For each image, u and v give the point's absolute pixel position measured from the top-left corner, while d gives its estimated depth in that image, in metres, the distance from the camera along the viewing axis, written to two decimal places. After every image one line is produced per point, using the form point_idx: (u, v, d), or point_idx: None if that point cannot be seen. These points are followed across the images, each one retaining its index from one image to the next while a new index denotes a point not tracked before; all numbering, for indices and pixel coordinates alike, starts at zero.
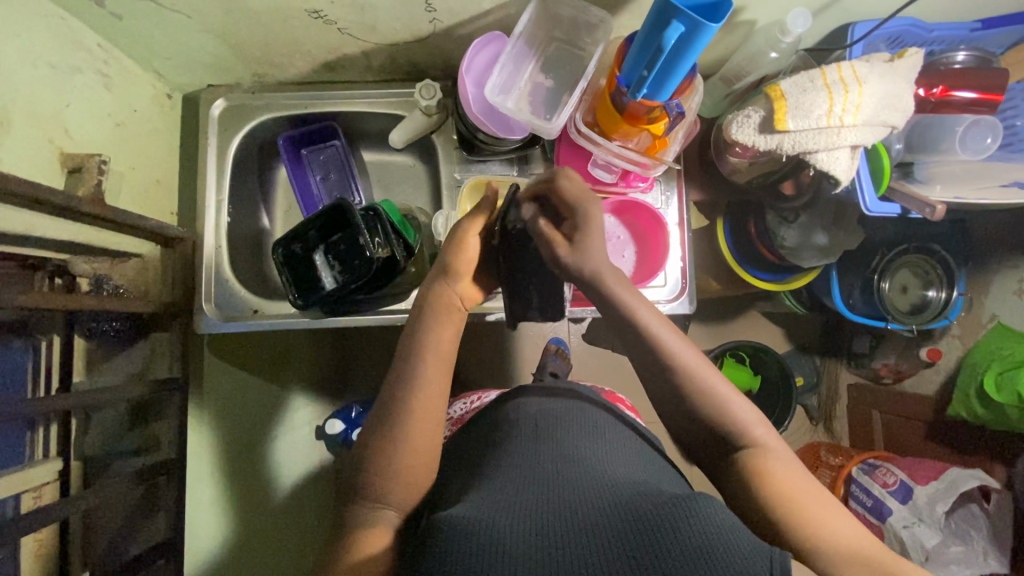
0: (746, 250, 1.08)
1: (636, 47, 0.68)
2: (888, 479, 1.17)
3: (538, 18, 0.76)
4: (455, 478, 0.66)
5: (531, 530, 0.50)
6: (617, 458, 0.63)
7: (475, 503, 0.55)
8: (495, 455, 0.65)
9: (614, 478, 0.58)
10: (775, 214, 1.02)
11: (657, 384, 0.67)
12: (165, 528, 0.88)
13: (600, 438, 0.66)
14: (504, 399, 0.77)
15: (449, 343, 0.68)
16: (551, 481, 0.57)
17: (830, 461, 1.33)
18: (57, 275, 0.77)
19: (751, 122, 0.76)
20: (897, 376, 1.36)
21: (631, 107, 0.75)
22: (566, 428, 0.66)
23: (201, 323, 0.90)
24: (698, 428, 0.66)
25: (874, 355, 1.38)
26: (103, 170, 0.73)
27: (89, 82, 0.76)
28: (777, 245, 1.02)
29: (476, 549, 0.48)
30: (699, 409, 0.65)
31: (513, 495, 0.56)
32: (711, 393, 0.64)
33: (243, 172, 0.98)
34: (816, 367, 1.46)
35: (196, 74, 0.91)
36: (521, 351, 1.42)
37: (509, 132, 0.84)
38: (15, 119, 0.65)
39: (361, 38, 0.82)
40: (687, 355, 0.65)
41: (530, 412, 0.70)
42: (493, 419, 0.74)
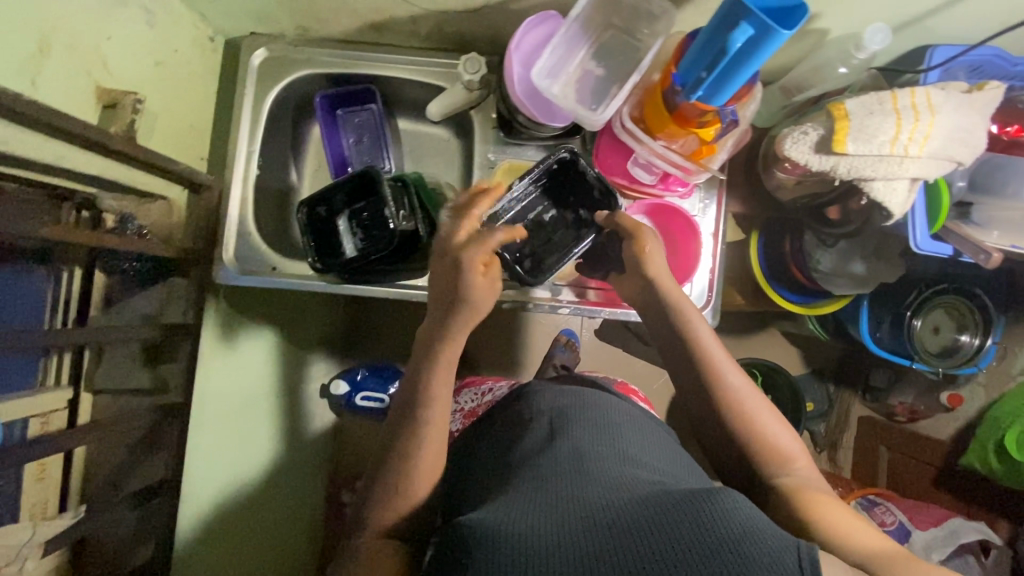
0: (781, 270, 1.05)
1: (698, 45, 0.64)
2: (887, 518, 1.14)
3: (597, 1, 0.72)
4: (477, 473, 0.67)
5: (557, 528, 0.49)
6: (639, 454, 0.62)
7: (503, 503, 0.54)
8: (520, 448, 0.65)
9: (632, 476, 0.57)
10: (814, 235, 0.99)
11: (700, 410, 0.73)
12: (163, 468, 0.87)
13: (615, 433, 0.64)
14: (520, 396, 0.78)
15: (445, 368, 0.70)
16: (571, 475, 0.56)
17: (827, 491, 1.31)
18: (84, 209, 0.76)
19: (807, 140, 0.70)
20: (912, 416, 1.32)
21: (683, 108, 0.72)
22: (582, 420, 0.65)
23: (219, 274, 0.89)
24: (723, 435, 0.71)
25: (891, 392, 1.34)
26: (138, 109, 0.71)
27: (134, 17, 0.74)
28: (810, 267, 0.99)
29: (507, 550, 0.47)
30: (727, 423, 0.70)
31: (538, 490, 0.55)
32: (738, 405, 0.70)
33: (277, 127, 0.97)
34: (829, 395, 1.42)
35: (240, 21, 0.89)
36: (530, 338, 1.41)
37: (551, 118, 0.80)
38: (54, 47, 0.63)
39: (412, 2, 0.80)
40: (733, 375, 0.71)
41: (551, 406, 0.70)
42: (512, 413, 0.74)
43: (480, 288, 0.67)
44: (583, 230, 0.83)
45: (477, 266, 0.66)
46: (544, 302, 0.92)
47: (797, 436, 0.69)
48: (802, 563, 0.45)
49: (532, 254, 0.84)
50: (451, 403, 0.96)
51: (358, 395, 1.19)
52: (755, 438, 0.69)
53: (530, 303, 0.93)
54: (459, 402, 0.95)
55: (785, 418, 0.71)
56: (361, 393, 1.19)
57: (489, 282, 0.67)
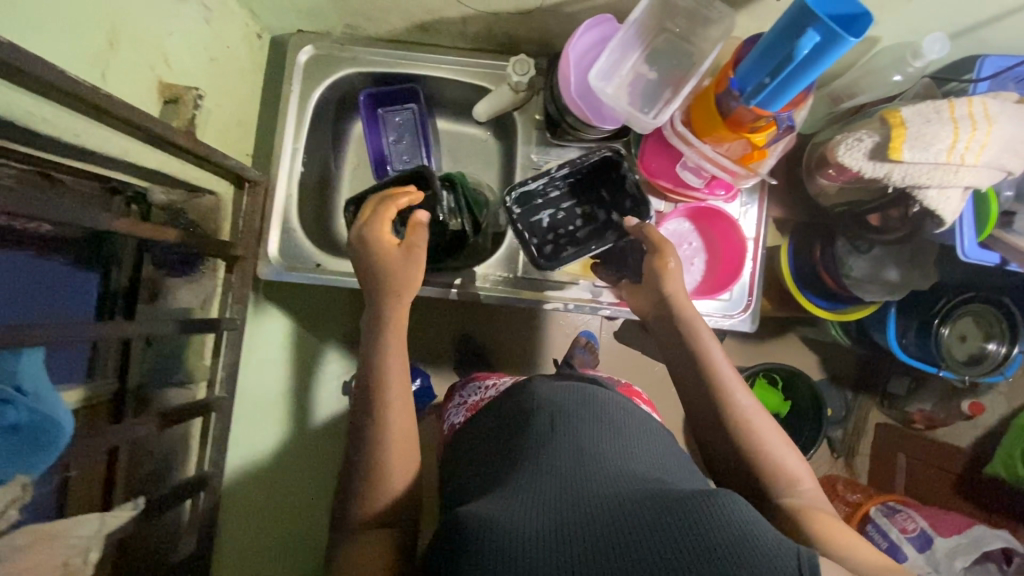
0: (809, 276, 1.06)
1: (760, 51, 0.64)
2: (908, 526, 1.14)
3: (656, 5, 0.73)
4: (475, 478, 0.64)
5: (550, 526, 0.47)
6: (638, 453, 0.60)
7: (499, 500, 0.52)
8: (517, 446, 0.62)
9: (634, 478, 0.54)
10: (847, 242, 1.00)
11: (706, 426, 0.72)
12: (207, 461, 0.88)
13: (618, 433, 0.62)
14: (522, 386, 0.74)
15: (399, 363, 0.71)
16: (569, 475, 0.54)
17: (846, 496, 1.29)
18: (135, 202, 0.75)
19: (861, 147, 0.71)
20: (929, 424, 1.33)
21: (737, 113, 0.72)
22: (582, 416, 0.63)
23: (264, 270, 0.90)
24: (729, 454, 0.69)
25: (910, 398, 1.34)
26: (198, 105, 0.73)
27: (192, 13, 0.74)
28: (842, 274, 1.00)
29: (498, 546, 0.45)
30: (734, 442, 0.69)
31: (536, 489, 0.53)
32: (745, 422, 0.69)
33: (320, 124, 0.97)
34: (846, 402, 1.41)
35: (289, 18, 0.89)
36: (550, 339, 1.42)
37: (602, 120, 0.80)
38: (124, 42, 0.63)
39: (465, 3, 0.80)
40: (742, 394, 0.71)
41: (551, 399, 0.66)
42: (510, 407, 0.71)
43: (394, 264, 0.73)
44: (608, 233, 0.85)
45: (386, 234, 0.74)
46: (584, 304, 0.93)
47: (804, 458, 0.68)
48: (803, 567, 0.42)
49: (556, 243, 0.85)
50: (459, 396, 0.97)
51: None
52: (761, 453, 0.67)
53: (571, 305, 0.93)
54: (464, 396, 0.94)
55: (791, 440, 0.70)
56: None
57: (413, 258, 0.73)
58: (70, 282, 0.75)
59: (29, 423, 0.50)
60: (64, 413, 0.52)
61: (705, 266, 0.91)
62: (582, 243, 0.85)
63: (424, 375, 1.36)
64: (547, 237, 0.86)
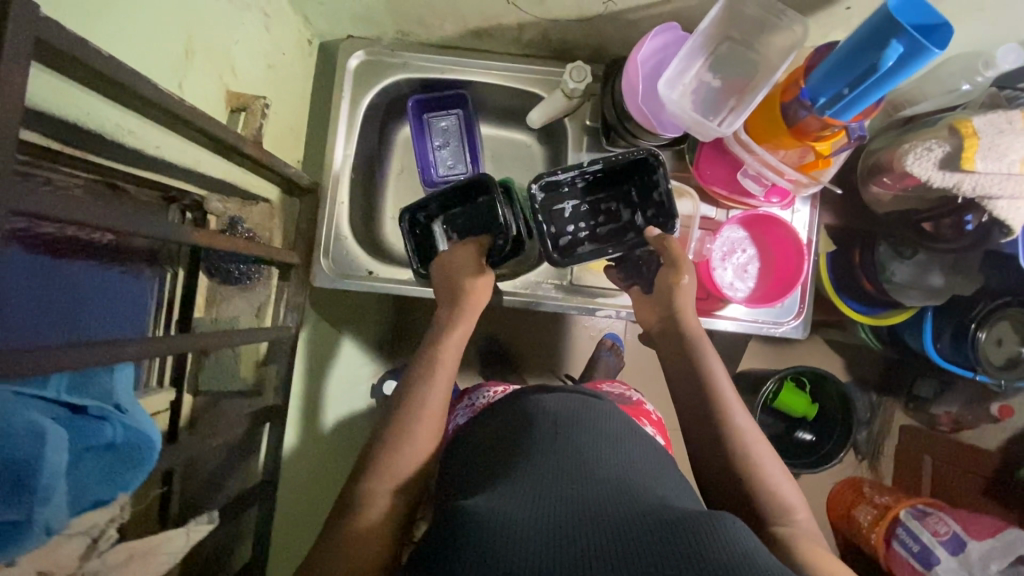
0: (848, 282, 1.05)
1: (837, 62, 0.64)
2: (940, 528, 1.08)
3: (724, 13, 0.72)
4: (466, 479, 0.60)
5: (547, 525, 0.44)
6: (642, 467, 0.56)
7: (497, 496, 0.49)
8: (515, 447, 0.59)
9: (635, 487, 0.51)
10: (888, 247, 0.99)
11: (703, 448, 0.70)
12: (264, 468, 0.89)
13: (619, 444, 0.58)
14: (519, 396, 0.70)
15: (455, 355, 0.74)
16: (570, 475, 0.51)
17: (874, 498, 1.24)
18: (190, 211, 0.71)
19: (931, 157, 0.71)
20: (955, 426, 1.29)
21: (805, 122, 0.72)
22: (589, 426, 0.60)
23: (318, 277, 0.91)
24: (724, 479, 0.67)
25: (937, 401, 1.30)
26: (266, 112, 0.72)
27: (255, 20, 0.74)
28: (883, 279, 0.98)
29: (493, 543, 0.42)
30: (731, 467, 0.67)
31: (534, 487, 0.49)
32: (744, 446, 0.67)
33: (368, 130, 0.96)
34: (871, 404, 1.36)
35: (341, 24, 0.89)
36: (573, 342, 1.38)
37: (664, 127, 0.79)
38: (198, 51, 0.63)
39: (525, 9, 0.80)
40: (743, 416, 0.70)
41: (558, 407, 0.63)
42: (508, 414, 0.67)
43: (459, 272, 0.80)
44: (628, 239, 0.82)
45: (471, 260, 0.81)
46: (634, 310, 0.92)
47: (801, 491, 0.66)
48: None
49: (576, 232, 0.83)
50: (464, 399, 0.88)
51: None
52: (759, 480, 0.65)
53: (622, 311, 0.93)
54: (471, 398, 0.85)
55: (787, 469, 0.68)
56: None
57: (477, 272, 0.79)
58: (142, 300, 0.71)
59: (125, 442, 0.48)
60: (155, 430, 0.51)
61: (758, 272, 0.91)
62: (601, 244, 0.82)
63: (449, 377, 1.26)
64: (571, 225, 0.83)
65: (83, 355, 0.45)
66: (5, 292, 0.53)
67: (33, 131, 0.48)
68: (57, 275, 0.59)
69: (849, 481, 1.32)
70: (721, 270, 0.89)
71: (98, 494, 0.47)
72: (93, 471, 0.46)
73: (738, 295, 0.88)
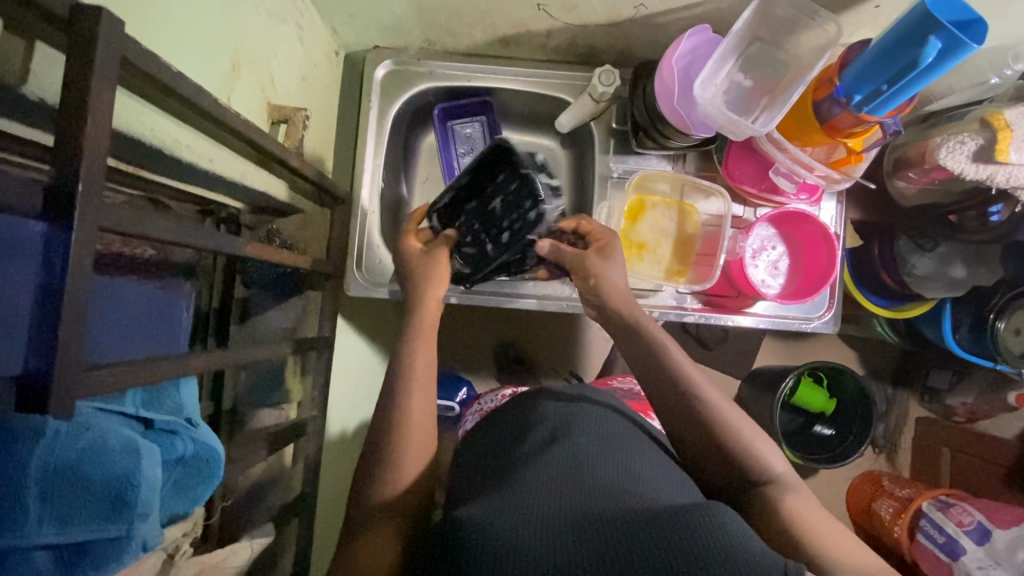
0: (867, 275, 1.05)
1: (872, 60, 0.65)
2: (964, 518, 1.04)
3: (756, 14, 0.73)
4: (469, 480, 0.57)
5: (540, 531, 0.42)
6: (640, 468, 0.53)
7: (491, 501, 0.48)
8: (513, 452, 0.56)
9: (631, 487, 0.49)
10: (908, 239, 0.97)
11: (676, 420, 0.65)
12: (301, 483, 0.88)
13: (618, 444, 0.56)
14: (526, 400, 0.66)
15: (422, 360, 0.69)
16: (564, 478, 0.49)
17: (894, 491, 1.21)
18: (225, 223, 0.77)
19: (965, 150, 0.73)
20: (970, 416, 1.25)
21: (837, 119, 0.73)
22: (587, 428, 0.57)
23: (352, 286, 0.91)
24: (704, 448, 0.64)
25: (952, 392, 1.25)
26: (307, 125, 0.73)
27: (290, 33, 0.74)
28: (903, 272, 0.98)
29: (487, 556, 0.41)
30: (710, 436, 0.63)
31: (528, 489, 0.48)
32: (716, 418, 0.64)
33: (395, 139, 0.97)
34: (888, 397, 1.33)
35: (369, 35, 0.89)
36: (589, 343, 1.28)
37: (698, 129, 0.81)
38: (242, 65, 0.64)
39: (556, 16, 0.81)
40: (711, 391, 0.65)
41: (557, 412, 0.60)
42: (511, 419, 0.64)
43: (416, 261, 0.78)
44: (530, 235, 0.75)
45: (411, 238, 0.80)
46: (668, 311, 0.91)
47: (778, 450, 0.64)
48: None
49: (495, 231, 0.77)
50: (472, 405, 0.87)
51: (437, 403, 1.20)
52: (736, 444, 0.63)
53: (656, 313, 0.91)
54: (479, 404, 0.85)
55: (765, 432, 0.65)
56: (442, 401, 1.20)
57: (441, 265, 0.77)
58: (176, 313, 0.67)
59: (194, 454, 0.47)
60: (218, 442, 0.50)
61: (789, 269, 0.91)
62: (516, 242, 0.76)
63: (470, 383, 1.23)
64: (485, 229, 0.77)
65: (157, 370, 0.45)
66: (102, 315, 0.56)
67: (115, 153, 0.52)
68: (110, 287, 0.59)
69: (869, 474, 1.28)
70: (754, 267, 0.89)
71: (174, 509, 0.47)
72: (169, 487, 0.46)
73: (770, 291, 0.89)
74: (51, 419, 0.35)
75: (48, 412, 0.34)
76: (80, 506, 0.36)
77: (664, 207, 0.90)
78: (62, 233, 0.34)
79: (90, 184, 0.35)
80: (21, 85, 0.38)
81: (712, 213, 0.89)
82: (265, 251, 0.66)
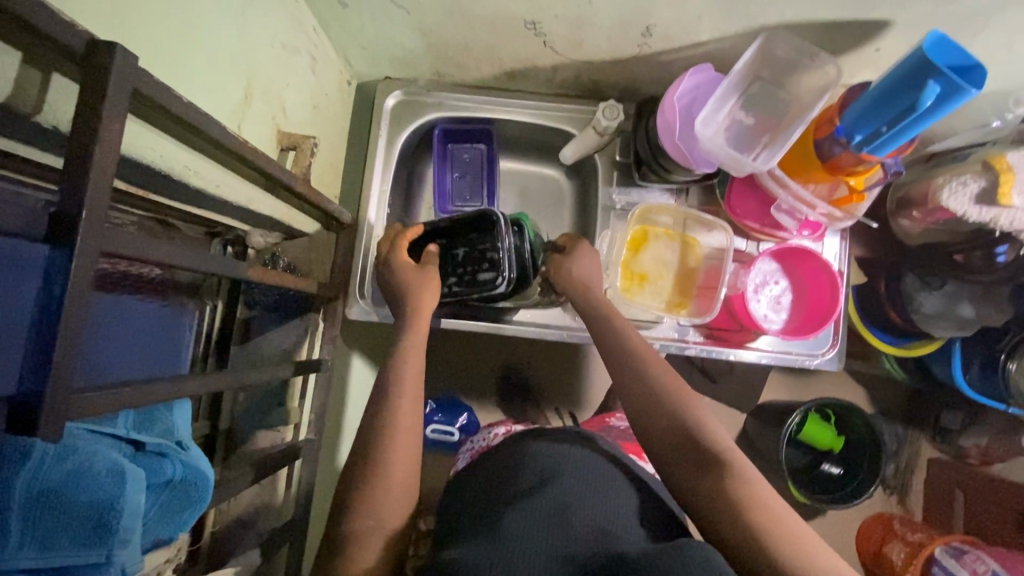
0: (874, 311, 1.04)
1: (872, 102, 0.66)
2: (978, 567, 0.99)
3: (757, 56, 0.75)
4: (461, 520, 0.56)
5: None
6: (629, 515, 0.52)
7: (477, 553, 0.46)
8: (504, 493, 0.55)
9: (621, 539, 0.47)
10: (915, 277, 0.96)
11: (636, 399, 0.64)
12: (295, 508, 0.86)
13: (609, 488, 0.54)
14: (517, 440, 0.64)
15: (410, 370, 0.67)
16: (552, 528, 0.47)
17: (906, 535, 1.17)
18: (232, 244, 0.79)
19: (966, 192, 0.74)
20: (983, 458, 1.21)
21: (837, 159, 0.74)
22: (576, 468, 0.56)
23: (354, 310, 0.91)
24: (657, 428, 0.61)
25: (964, 433, 1.21)
26: (315, 151, 0.76)
27: (303, 64, 0.77)
28: (908, 310, 0.95)
29: None
30: (658, 415, 0.61)
31: (517, 543, 0.46)
32: (664, 394, 0.63)
33: (403, 166, 0.99)
34: (898, 437, 1.28)
35: (381, 66, 0.92)
36: (592, 377, 1.26)
37: (699, 164, 0.82)
38: (254, 94, 0.66)
39: (561, 53, 0.83)
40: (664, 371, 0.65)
41: (547, 451, 0.59)
42: (503, 456, 0.62)
43: (410, 275, 0.78)
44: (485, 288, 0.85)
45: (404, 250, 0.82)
46: (672, 344, 0.89)
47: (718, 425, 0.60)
48: None
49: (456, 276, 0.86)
50: (465, 445, 0.85)
51: (433, 428, 1.18)
52: (781, 543, 0.49)
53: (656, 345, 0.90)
54: (471, 442, 0.83)
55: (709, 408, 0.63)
56: (438, 426, 1.18)
57: (432, 278, 0.79)
58: (178, 331, 0.69)
59: (183, 479, 0.47)
60: (208, 467, 0.50)
61: (791, 304, 0.90)
62: (469, 291, 0.85)
63: (469, 409, 1.22)
64: (458, 269, 0.86)
65: (150, 392, 0.45)
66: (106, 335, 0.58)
67: (124, 176, 0.54)
68: (120, 309, 0.61)
69: (879, 518, 1.25)
70: (756, 301, 0.88)
71: (158, 534, 0.47)
72: (155, 511, 0.45)
73: (773, 326, 0.88)
74: (38, 442, 0.35)
75: (37, 435, 0.34)
76: (59, 531, 0.35)
77: (665, 238, 0.90)
78: (63, 258, 0.35)
79: (93, 210, 0.36)
80: (37, 114, 0.40)
81: (715, 247, 0.89)
82: (267, 273, 0.66)
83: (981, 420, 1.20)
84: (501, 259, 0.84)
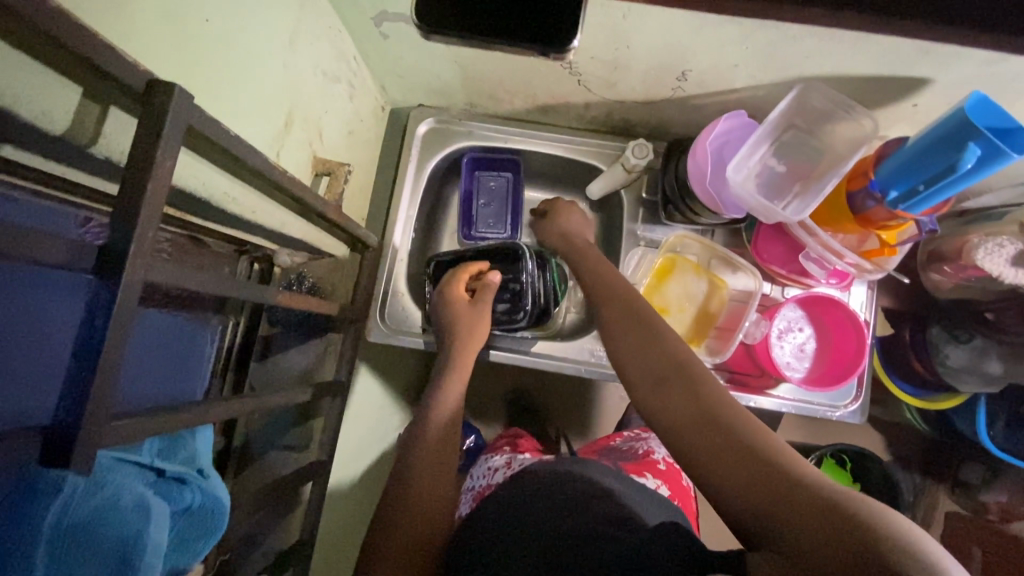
0: (898, 359, 1.02)
1: (908, 158, 0.65)
2: None
3: (792, 105, 0.75)
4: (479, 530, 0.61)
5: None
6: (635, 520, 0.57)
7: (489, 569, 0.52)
8: (514, 506, 0.61)
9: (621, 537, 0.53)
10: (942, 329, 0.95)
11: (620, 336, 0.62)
12: (302, 528, 0.85)
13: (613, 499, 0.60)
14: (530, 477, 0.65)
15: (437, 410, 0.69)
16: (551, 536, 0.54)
17: None
18: (258, 262, 0.80)
19: (1004, 252, 0.74)
20: (1004, 516, 1.17)
21: (870, 212, 0.74)
22: (578, 483, 0.62)
23: (372, 331, 0.91)
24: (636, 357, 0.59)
25: (987, 490, 1.17)
26: (349, 178, 0.77)
27: (341, 91, 0.78)
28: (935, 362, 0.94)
29: None
30: (641, 344, 0.60)
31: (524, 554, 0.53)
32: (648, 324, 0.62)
33: (430, 191, 0.99)
34: (914, 486, 1.23)
35: (415, 94, 0.93)
36: (603, 407, 1.25)
37: (728, 208, 0.81)
38: (294, 121, 0.67)
39: (595, 91, 0.83)
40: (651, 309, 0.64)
41: (552, 472, 0.65)
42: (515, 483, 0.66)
43: (461, 314, 0.79)
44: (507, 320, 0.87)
45: (458, 285, 0.82)
46: None
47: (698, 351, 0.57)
48: None
49: None
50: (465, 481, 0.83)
51: None
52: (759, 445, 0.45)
53: None
54: (471, 480, 0.82)
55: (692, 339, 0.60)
56: None
57: (483, 317, 0.79)
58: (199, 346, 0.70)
59: (201, 505, 0.47)
60: (225, 494, 0.50)
61: (814, 350, 0.89)
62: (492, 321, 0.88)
63: (479, 433, 1.20)
64: None
65: (174, 420, 0.45)
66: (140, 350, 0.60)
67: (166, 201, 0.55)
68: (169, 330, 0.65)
69: None
70: (779, 347, 0.87)
71: (175, 563, 0.46)
72: (173, 538, 0.46)
73: (795, 374, 0.87)
74: (70, 475, 0.35)
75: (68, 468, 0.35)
76: (84, 563, 0.36)
77: (693, 274, 0.89)
78: (107, 289, 0.35)
79: (140, 245, 0.37)
80: (92, 145, 0.41)
81: (742, 290, 0.88)
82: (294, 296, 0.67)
83: (1001, 478, 1.15)
84: (525, 294, 0.86)
